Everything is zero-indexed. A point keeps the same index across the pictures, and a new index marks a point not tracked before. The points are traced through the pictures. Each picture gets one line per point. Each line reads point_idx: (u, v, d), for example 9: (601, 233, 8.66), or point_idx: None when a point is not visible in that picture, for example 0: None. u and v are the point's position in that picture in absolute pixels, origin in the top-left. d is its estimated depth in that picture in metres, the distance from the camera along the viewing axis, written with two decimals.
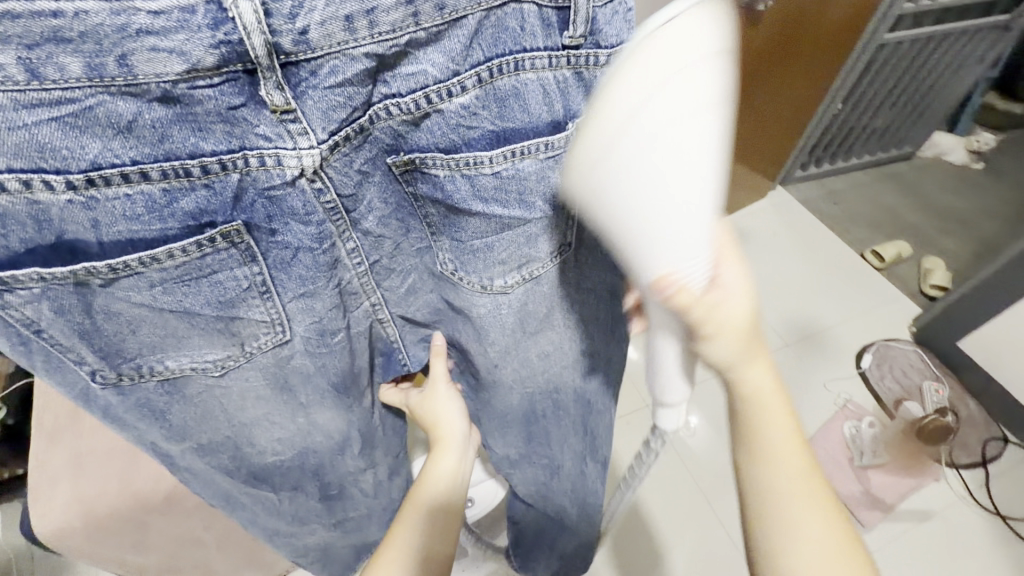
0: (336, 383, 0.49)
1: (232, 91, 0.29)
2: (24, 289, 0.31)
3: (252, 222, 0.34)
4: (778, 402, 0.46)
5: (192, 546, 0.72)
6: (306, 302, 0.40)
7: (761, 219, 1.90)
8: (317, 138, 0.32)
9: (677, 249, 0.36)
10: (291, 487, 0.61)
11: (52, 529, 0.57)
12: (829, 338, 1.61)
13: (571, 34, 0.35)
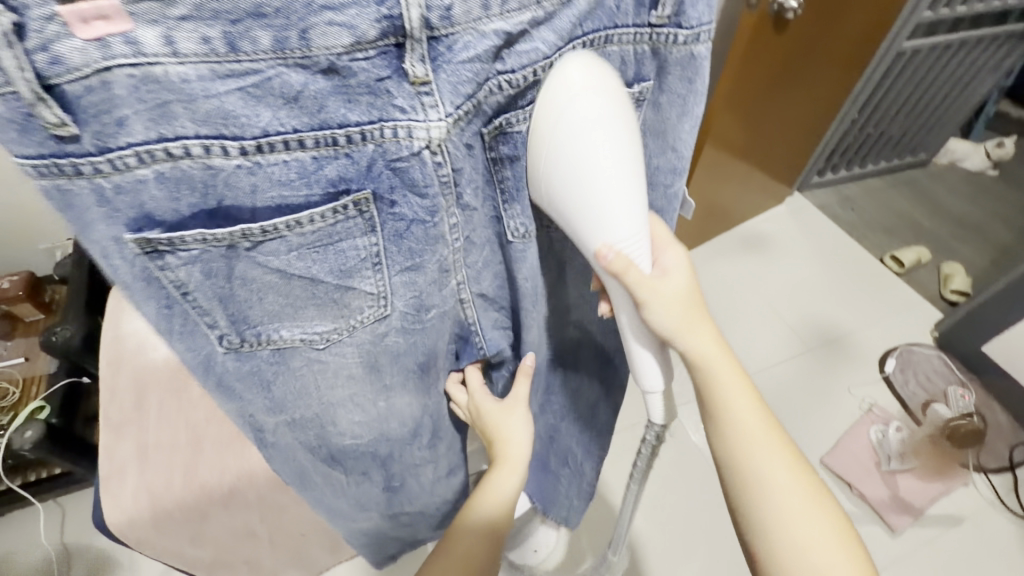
0: (420, 364, 0.53)
1: (382, 63, 0.32)
2: (188, 250, 0.35)
3: (378, 192, 0.37)
4: (723, 364, 0.52)
5: (245, 540, 0.73)
6: (410, 275, 0.44)
7: (781, 225, 1.91)
8: (443, 112, 0.35)
9: (616, 228, 0.42)
10: (360, 473, 0.64)
11: (121, 517, 0.59)
12: (853, 343, 1.60)
13: (659, 14, 0.41)
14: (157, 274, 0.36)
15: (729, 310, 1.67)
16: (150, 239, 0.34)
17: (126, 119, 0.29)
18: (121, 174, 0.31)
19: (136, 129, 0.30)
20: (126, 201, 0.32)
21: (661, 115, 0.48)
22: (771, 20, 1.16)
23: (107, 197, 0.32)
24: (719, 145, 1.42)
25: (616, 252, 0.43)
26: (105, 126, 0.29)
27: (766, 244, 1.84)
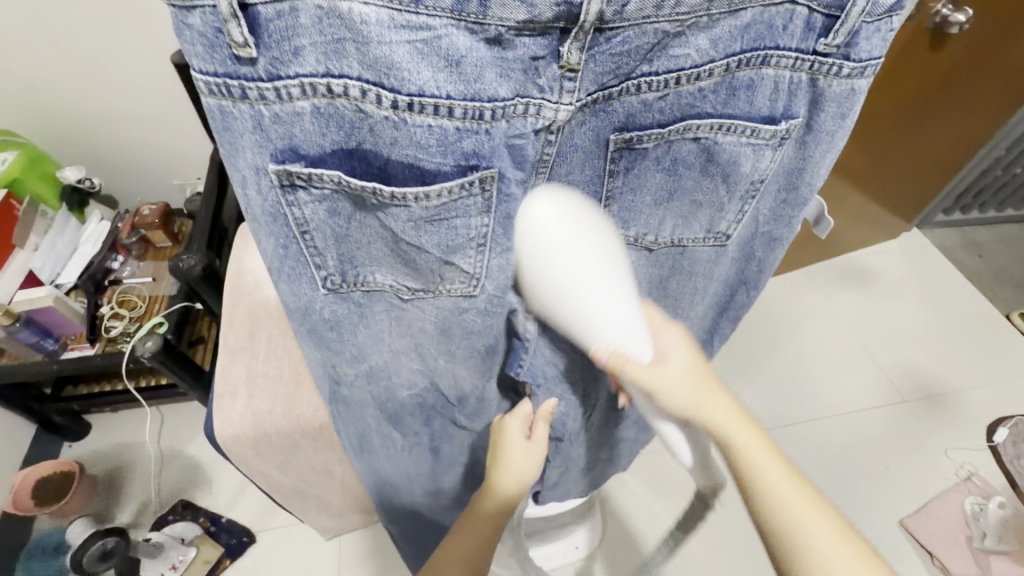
0: (485, 346, 0.53)
1: (543, 44, 0.31)
2: (318, 189, 0.34)
3: (503, 172, 0.36)
4: (754, 444, 0.45)
5: (322, 476, 0.77)
6: (507, 258, 0.42)
7: (890, 262, 1.75)
8: (577, 98, 0.34)
9: (604, 332, 0.43)
10: (415, 432, 0.65)
11: (229, 433, 0.63)
12: (958, 401, 1.45)
13: (828, 43, 0.37)
14: (281, 209, 0.35)
15: (817, 345, 1.55)
16: (288, 174, 0.33)
17: (302, 49, 0.29)
18: (279, 104, 0.30)
19: (308, 60, 0.29)
20: (275, 131, 0.31)
21: (801, 153, 0.45)
22: (928, 35, 1.05)
23: (262, 124, 0.31)
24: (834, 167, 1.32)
25: (611, 353, 0.45)
26: (280, 54, 0.29)
27: (870, 278, 1.71)
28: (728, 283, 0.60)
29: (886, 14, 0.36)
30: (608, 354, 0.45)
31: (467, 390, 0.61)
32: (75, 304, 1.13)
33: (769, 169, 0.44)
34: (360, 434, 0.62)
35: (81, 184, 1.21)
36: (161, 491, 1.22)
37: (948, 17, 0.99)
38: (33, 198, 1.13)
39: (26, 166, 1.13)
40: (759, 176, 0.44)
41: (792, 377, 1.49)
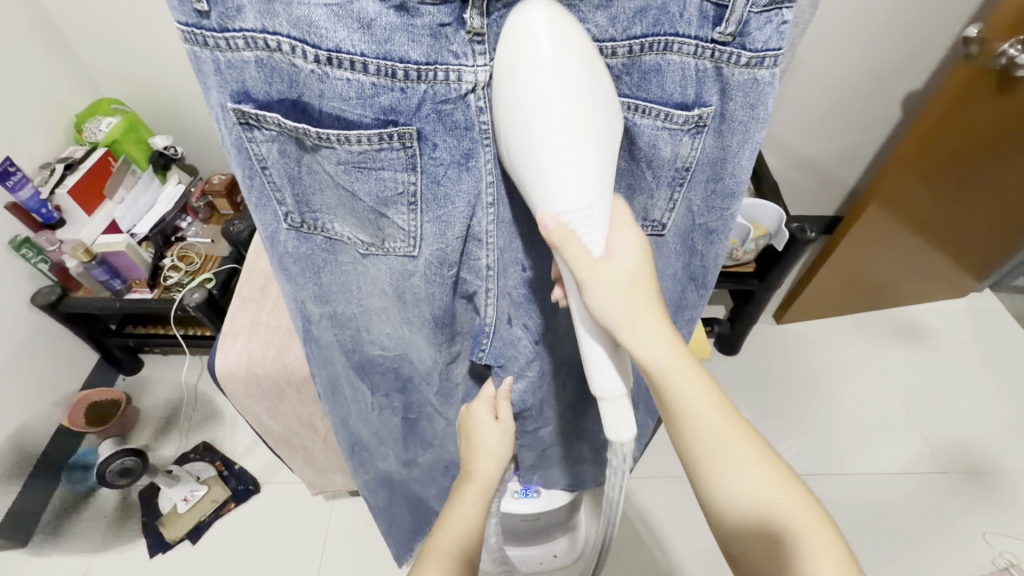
0: (435, 317, 0.58)
1: (447, 11, 0.38)
2: (268, 129, 0.44)
3: (423, 131, 0.43)
4: (684, 372, 0.47)
5: (308, 429, 0.84)
6: (439, 224, 0.48)
7: (953, 323, 1.61)
8: (489, 59, 0.40)
9: (567, 198, 0.41)
10: (383, 393, 0.72)
11: (226, 368, 0.72)
12: (1008, 485, 1.30)
13: (722, 31, 0.40)
14: (244, 144, 0.45)
15: (852, 397, 1.45)
16: (243, 113, 0.42)
17: (244, 8, 0.38)
18: (229, 53, 0.40)
19: (250, 16, 0.38)
20: (229, 75, 0.41)
21: (719, 142, 0.48)
22: (994, 77, 0.98)
23: (221, 68, 0.40)
24: (885, 200, 1.25)
25: (557, 220, 0.42)
26: (228, 11, 0.38)
27: (926, 337, 1.58)
28: (679, 279, 0.64)
29: (771, 7, 0.40)
30: (555, 222, 0.42)
31: (428, 363, 0.67)
32: (144, 252, 1.29)
33: (692, 157, 0.49)
34: (332, 382, 0.69)
35: (166, 151, 1.36)
36: (190, 422, 1.38)
37: (1015, 58, 0.93)
38: (126, 158, 1.30)
39: (125, 131, 1.29)
40: (682, 163, 0.49)
41: (818, 427, 1.40)
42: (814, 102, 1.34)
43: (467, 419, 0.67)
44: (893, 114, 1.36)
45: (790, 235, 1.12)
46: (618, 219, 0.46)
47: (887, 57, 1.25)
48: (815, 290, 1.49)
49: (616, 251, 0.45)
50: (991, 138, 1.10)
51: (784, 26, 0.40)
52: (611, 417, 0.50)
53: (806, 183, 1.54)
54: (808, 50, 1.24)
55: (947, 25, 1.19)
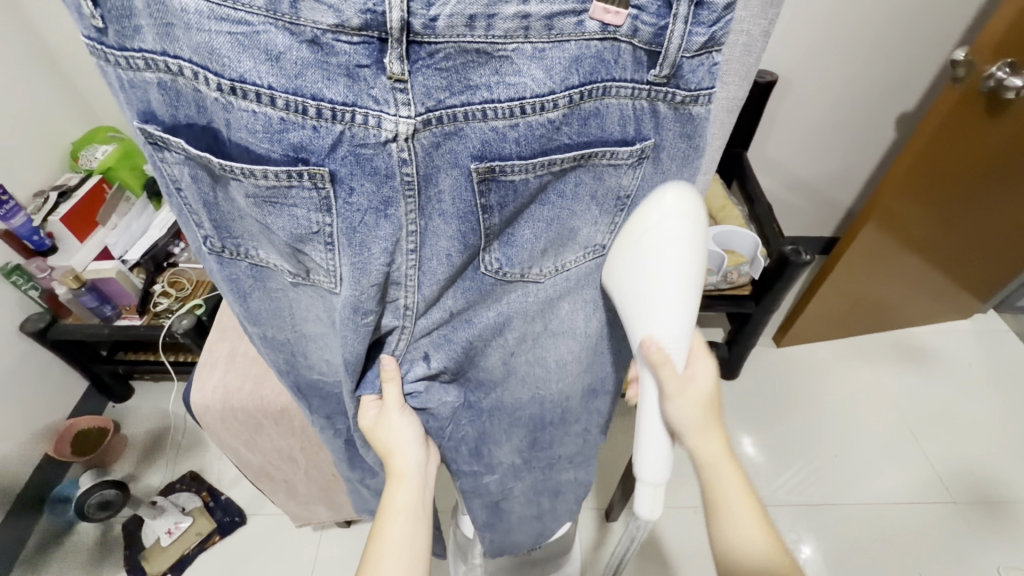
0: (349, 362, 0.51)
1: (365, 52, 0.35)
2: (177, 152, 0.39)
3: (335, 174, 0.38)
4: (728, 474, 0.53)
5: (287, 461, 0.82)
6: (357, 270, 0.43)
7: (958, 344, 1.58)
8: (413, 110, 0.37)
9: (669, 326, 0.47)
10: (324, 416, 0.66)
11: (202, 402, 0.70)
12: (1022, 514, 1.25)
13: (657, 74, 0.40)
14: (158, 164, 0.40)
15: (856, 421, 1.41)
16: (149, 133, 0.38)
17: (141, 28, 0.34)
18: (131, 72, 0.36)
19: (148, 38, 0.34)
20: (132, 94, 0.37)
21: (660, 173, 0.47)
22: (985, 98, 0.97)
23: (123, 86, 0.36)
24: (883, 219, 1.21)
25: (658, 345, 0.47)
26: (123, 29, 0.34)
27: (930, 359, 1.55)
28: None
29: (703, 49, 0.39)
30: (656, 346, 0.48)
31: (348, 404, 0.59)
32: (134, 279, 1.29)
33: (632, 187, 0.48)
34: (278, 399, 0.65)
35: None
36: (178, 450, 1.37)
37: (1004, 81, 0.91)
38: (121, 184, 1.31)
39: (120, 159, 1.30)
40: (624, 193, 0.48)
41: (821, 454, 1.36)
42: (806, 124, 1.34)
43: (369, 426, 0.58)
44: (887, 135, 1.36)
45: (766, 264, 1.16)
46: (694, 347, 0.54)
47: (876, 80, 1.25)
48: (813, 314, 1.46)
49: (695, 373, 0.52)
50: (984, 155, 1.08)
51: (716, 68, 0.41)
52: (645, 500, 0.51)
53: (801, 204, 1.53)
54: (800, 72, 1.23)
55: (936, 47, 1.19)
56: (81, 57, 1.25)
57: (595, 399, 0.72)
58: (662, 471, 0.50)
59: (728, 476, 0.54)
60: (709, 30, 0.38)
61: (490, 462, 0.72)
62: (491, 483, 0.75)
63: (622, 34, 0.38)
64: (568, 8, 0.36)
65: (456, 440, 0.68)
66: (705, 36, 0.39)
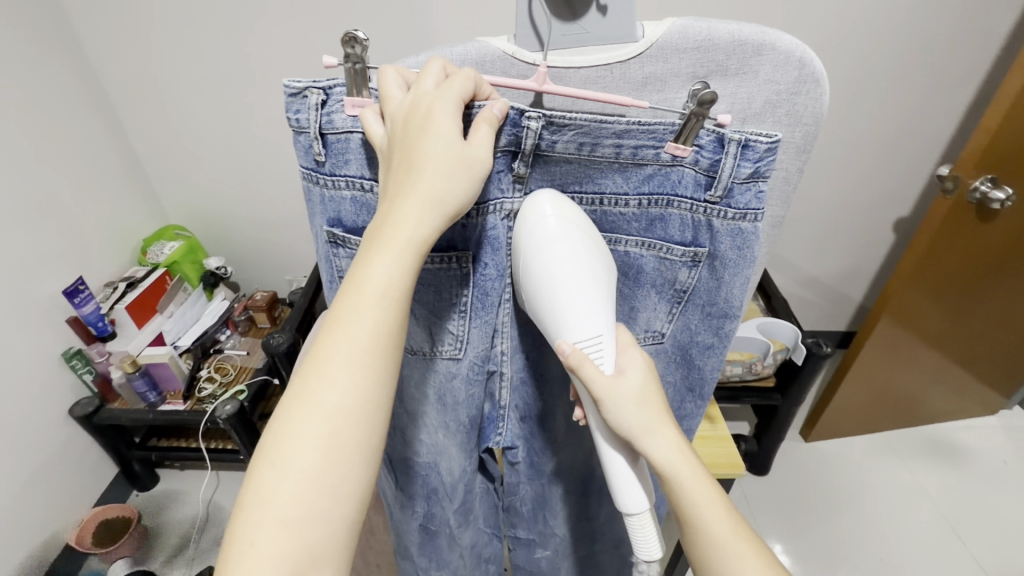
0: (468, 419, 0.60)
1: (502, 162, 0.46)
2: (351, 248, 0.48)
3: (476, 255, 0.49)
4: (696, 479, 0.47)
5: None
6: (482, 328, 0.53)
7: (988, 442, 1.57)
8: (525, 193, 0.48)
9: (580, 330, 0.45)
10: (408, 495, 0.69)
11: None
12: None
13: (712, 194, 0.46)
14: (330, 258, 0.50)
15: (898, 521, 1.37)
16: (334, 234, 0.48)
17: (349, 160, 0.45)
18: (332, 190, 0.46)
19: (354, 166, 0.45)
20: (329, 206, 0.47)
21: (716, 276, 0.51)
22: (973, 209, 1.08)
23: (324, 201, 0.47)
24: (896, 314, 1.27)
25: (574, 347, 0.45)
26: (338, 161, 0.45)
27: (963, 457, 1.53)
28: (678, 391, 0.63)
29: (750, 179, 0.45)
30: (572, 349, 0.46)
31: (455, 474, 0.66)
32: (182, 363, 1.35)
33: (690, 282, 0.52)
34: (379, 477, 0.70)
35: (218, 271, 1.49)
36: (197, 546, 1.34)
37: (987, 193, 1.03)
38: (181, 277, 1.42)
39: (184, 254, 1.42)
40: (681, 285, 0.53)
41: (867, 558, 1.30)
42: (813, 229, 1.45)
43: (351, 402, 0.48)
44: (887, 237, 1.48)
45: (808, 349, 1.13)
46: (624, 341, 0.49)
47: (873, 191, 1.38)
48: (838, 408, 1.47)
49: (627, 369, 0.47)
50: (986, 253, 1.17)
51: (762, 194, 0.46)
52: (639, 536, 0.49)
53: (815, 299, 1.62)
54: (807, 183, 1.36)
55: (925, 165, 1.33)
56: (163, 168, 1.38)
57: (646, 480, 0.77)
58: (642, 498, 0.49)
59: (699, 481, 0.47)
60: (755, 165, 0.44)
61: (544, 531, 0.80)
62: (543, 557, 0.84)
63: (686, 162, 0.46)
64: (649, 142, 0.45)
65: (521, 501, 0.76)
66: (751, 170, 0.44)
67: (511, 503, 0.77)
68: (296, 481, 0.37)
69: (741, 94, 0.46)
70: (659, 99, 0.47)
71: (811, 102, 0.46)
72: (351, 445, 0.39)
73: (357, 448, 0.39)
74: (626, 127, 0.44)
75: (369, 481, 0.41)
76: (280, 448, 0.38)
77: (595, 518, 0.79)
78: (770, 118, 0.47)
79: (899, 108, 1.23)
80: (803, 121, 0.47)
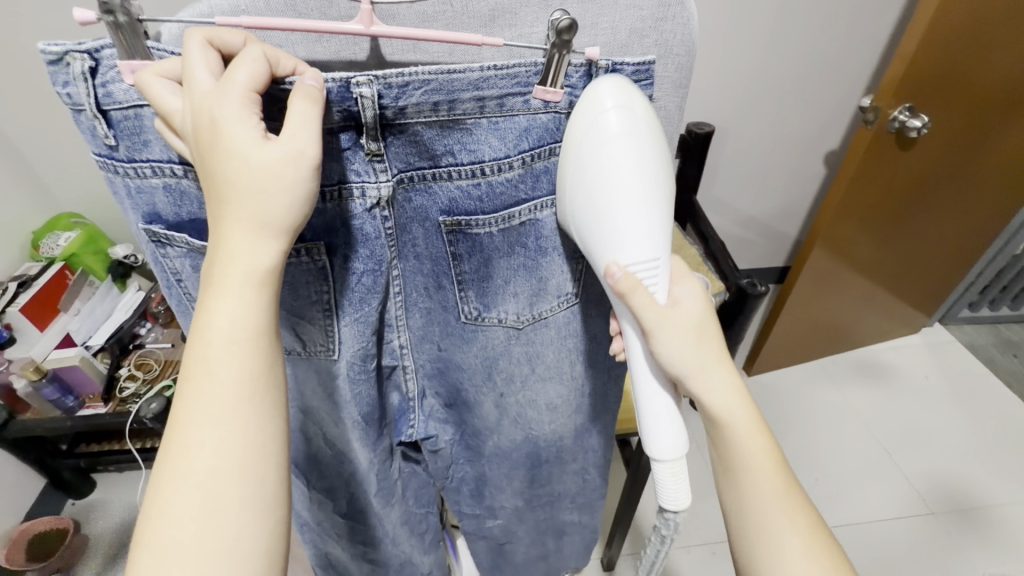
0: (363, 416, 0.56)
1: (344, 138, 0.41)
2: (179, 247, 0.44)
3: (332, 246, 0.44)
4: (740, 417, 0.50)
5: None
6: (358, 326, 0.49)
7: (912, 358, 1.68)
8: (390, 175, 0.43)
9: (634, 249, 0.42)
10: (326, 488, 0.67)
11: None
12: (994, 518, 1.32)
13: None
14: (160, 259, 0.46)
15: (833, 441, 1.46)
16: (153, 232, 0.43)
17: (149, 142, 0.40)
18: (138, 180, 0.41)
19: (155, 148, 0.40)
20: (139, 198, 0.42)
21: None
22: (892, 137, 1.09)
23: (132, 193, 0.42)
24: (826, 246, 1.30)
25: (625, 271, 0.42)
26: (134, 143, 0.40)
27: (889, 375, 1.63)
28: (602, 345, 0.61)
29: None
30: (622, 273, 0.42)
31: (365, 464, 0.64)
32: (99, 363, 1.24)
33: None
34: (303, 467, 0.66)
35: (126, 260, 1.35)
36: None
37: (905, 122, 1.04)
38: (84, 269, 1.29)
39: (84, 243, 1.28)
40: (580, 238, 0.51)
41: (807, 477, 1.39)
42: (747, 169, 1.45)
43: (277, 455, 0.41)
44: (818, 171, 1.49)
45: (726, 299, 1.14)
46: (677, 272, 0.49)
47: (802, 126, 1.38)
48: (776, 342, 1.53)
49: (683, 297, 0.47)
50: (905, 185, 1.22)
51: None
52: (666, 484, 0.47)
53: (753, 238, 1.64)
54: (738, 123, 1.34)
55: (851, 97, 1.33)
56: (38, 149, 1.21)
57: (588, 436, 0.72)
58: (681, 441, 0.47)
59: (747, 436, 0.50)
60: None
61: (491, 505, 0.79)
62: (496, 524, 0.83)
63: (561, 108, 0.43)
64: (514, 89, 0.41)
65: (459, 480, 0.74)
66: None
67: (446, 484, 0.74)
68: (185, 551, 0.33)
69: (604, 24, 0.42)
70: (513, 35, 0.42)
71: (679, 28, 0.43)
72: (233, 499, 0.34)
73: (242, 499, 0.35)
74: (482, 75, 0.40)
75: (273, 531, 0.36)
76: (160, 515, 0.34)
77: (544, 487, 0.79)
78: (639, 50, 0.43)
79: (824, 40, 1.21)
80: (675, 52, 0.44)
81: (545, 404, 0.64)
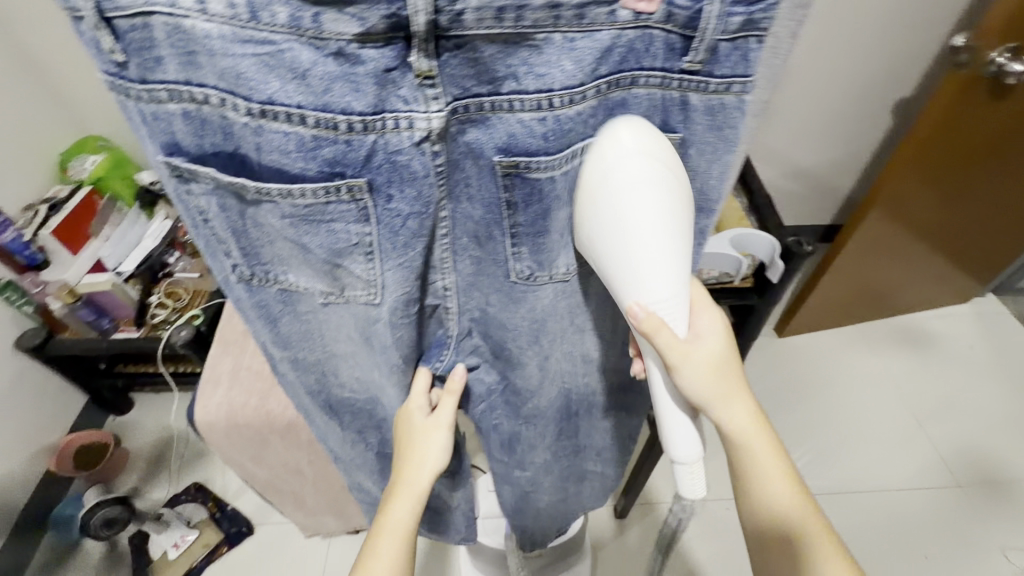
0: (404, 357, 0.54)
1: (390, 55, 0.35)
2: (204, 182, 0.41)
3: (374, 183, 0.40)
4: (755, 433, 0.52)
5: (294, 474, 0.93)
6: (402, 272, 0.45)
7: (958, 327, 1.60)
8: (442, 103, 0.37)
9: (653, 288, 0.43)
10: (357, 430, 0.68)
11: (207, 417, 0.80)
12: None
13: (690, 60, 0.38)
14: (183, 196, 0.42)
15: (863, 407, 1.42)
16: (175, 165, 0.40)
17: (163, 58, 0.35)
18: (153, 104, 0.37)
19: (171, 69, 0.36)
20: (156, 127, 0.38)
21: (691, 166, 0.46)
22: (986, 82, 0.96)
23: (146, 119, 0.38)
24: (886, 206, 1.20)
25: (647, 312, 0.44)
26: (146, 61, 0.35)
27: (930, 342, 1.56)
28: None
29: (741, 31, 0.37)
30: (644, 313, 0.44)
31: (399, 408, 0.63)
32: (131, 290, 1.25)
33: None
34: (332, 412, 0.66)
35: (153, 186, 1.32)
36: (178, 465, 1.37)
37: (1005, 66, 0.90)
38: (113, 195, 1.27)
39: (110, 167, 1.26)
40: None
41: (830, 439, 1.36)
42: (806, 116, 1.33)
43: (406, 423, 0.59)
44: (886, 121, 1.35)
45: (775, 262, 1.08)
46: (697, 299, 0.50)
47: (877, 66, 1.23)
48: (817, 304, 1.46)
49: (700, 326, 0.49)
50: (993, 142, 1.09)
51: (752, 54, 0.39)
52: (687, 479, 0.50)
53: (804, 193, 1.53)
54: (803, 61, 1.22)
55: (937, 33, 1.18)
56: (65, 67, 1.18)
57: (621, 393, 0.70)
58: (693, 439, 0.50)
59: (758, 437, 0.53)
60: (747, 9, 0.36)
61: (524, 457, 0.76)
62: (522, 477, 0.80)
63: (655, 21, 0.36)
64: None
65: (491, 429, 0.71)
66: (743, 16, 0.37)
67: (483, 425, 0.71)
68: None
69: None
70: None
71: None
72: None
73: None
74: None
75: None
76: None
77: (570, 439, 0.78)
78: None
79: None
80: None
81: (585, 358, 0.63)
